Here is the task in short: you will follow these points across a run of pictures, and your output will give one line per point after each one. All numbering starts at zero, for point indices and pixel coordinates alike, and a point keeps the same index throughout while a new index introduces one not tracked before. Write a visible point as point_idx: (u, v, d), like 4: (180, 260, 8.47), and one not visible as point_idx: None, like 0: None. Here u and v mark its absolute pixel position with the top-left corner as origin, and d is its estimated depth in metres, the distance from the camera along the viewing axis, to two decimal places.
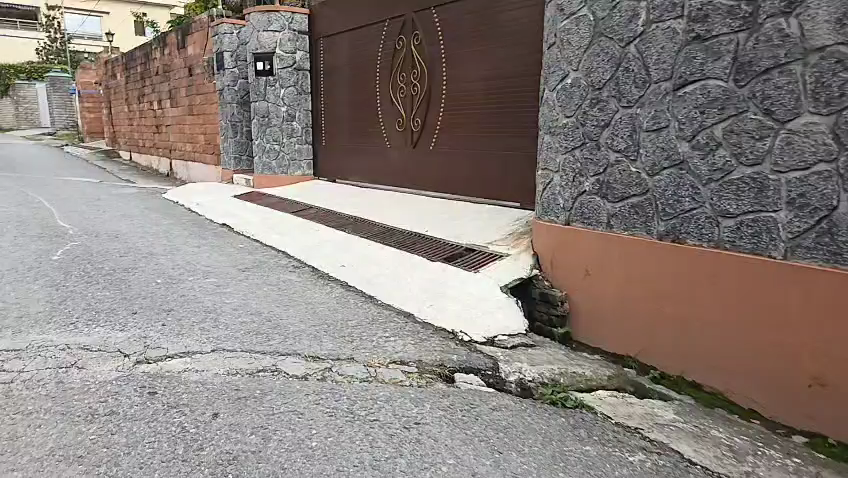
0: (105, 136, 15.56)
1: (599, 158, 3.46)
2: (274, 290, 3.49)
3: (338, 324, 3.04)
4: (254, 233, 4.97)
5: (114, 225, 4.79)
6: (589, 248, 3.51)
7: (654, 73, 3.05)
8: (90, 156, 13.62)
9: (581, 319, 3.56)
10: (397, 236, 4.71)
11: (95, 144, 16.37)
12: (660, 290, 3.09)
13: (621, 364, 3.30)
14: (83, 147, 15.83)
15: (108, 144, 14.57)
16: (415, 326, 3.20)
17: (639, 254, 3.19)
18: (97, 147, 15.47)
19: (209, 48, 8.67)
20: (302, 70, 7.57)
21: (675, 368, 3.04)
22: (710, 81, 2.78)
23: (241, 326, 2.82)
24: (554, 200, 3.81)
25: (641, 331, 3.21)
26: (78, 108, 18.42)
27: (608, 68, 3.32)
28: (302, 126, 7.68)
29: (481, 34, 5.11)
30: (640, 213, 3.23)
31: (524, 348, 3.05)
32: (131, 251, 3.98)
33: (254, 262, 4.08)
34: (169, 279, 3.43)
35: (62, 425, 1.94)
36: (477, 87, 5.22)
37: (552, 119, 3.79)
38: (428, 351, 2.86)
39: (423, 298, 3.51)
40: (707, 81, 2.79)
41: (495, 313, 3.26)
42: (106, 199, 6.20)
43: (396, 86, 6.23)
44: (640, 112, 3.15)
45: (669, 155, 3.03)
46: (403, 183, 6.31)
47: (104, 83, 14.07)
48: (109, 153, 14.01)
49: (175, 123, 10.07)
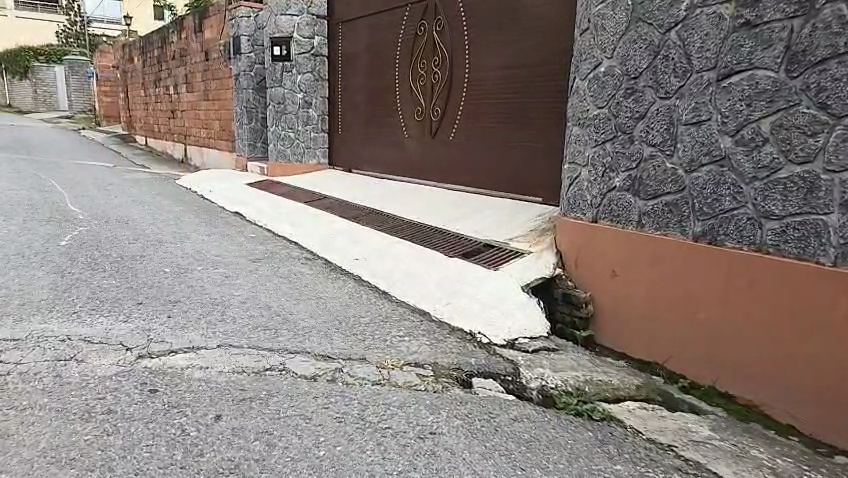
0: (121, 119, 15.65)
1: (631, 152, 3.27)
2: (285, 283, 3.35)
3: (350, 321, 2.89)
4: (266, 223, 4.83)
5: (124, 211, 4.68)
6: (615, 248, 3.33)
7: (696, 62, 2.85)
8: (106, 140, 13.66)
9: (605, 322, 3.39)
10: (413, 229, 4.55)
11: (111, 128, 16.46)
12: (691, 295, 2.91)
13: (648, 371, 3.12)
14: (99, 131, 15.92)
15: (124, 129, 14.56)
16: (430, 325, 3.05)
17: (670, 256, 3.01)
18: (113, 131, 15.55)
19: (225, 32, 8.54)
20: (319, 56, 7.41)
21: (705, 377, 2.86)
22: (758, 71, 2.57)
23: (249, 321, 2.68)
24: (582, 195, 3.65)
25: (669, 338, 3.04)
26: (96, 91, 18.52)
27: (646, 56, 3.12)
28: (319, 114, 7.54)
29: (508, 17, 4.86)
30: (674, 212, 3.04)
31: (546, 353, 2.88)
32: (140, 238, 3.87)
33: (265, 253, 3.95)
34: (177, 268, 3.30)
35: (57, 424, 1.77)
36: (500, 75, 5.03)
37: (583, 110, 3.63)
38: (444, 353, 2.70)
39: (439, 296, 3.34)
40: (755, 71, 2.59)
41: (514, 314, 3.09)
42: (118, 184, 6.10)
43: (416, 74, 6.05)
44: (679, 104, 2.96)
45: (709, 150, 2.83)
46: (420, 174, 6.15)
47: (121, 67, 14.02)
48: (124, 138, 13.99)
49: (190, 108, 9.98)
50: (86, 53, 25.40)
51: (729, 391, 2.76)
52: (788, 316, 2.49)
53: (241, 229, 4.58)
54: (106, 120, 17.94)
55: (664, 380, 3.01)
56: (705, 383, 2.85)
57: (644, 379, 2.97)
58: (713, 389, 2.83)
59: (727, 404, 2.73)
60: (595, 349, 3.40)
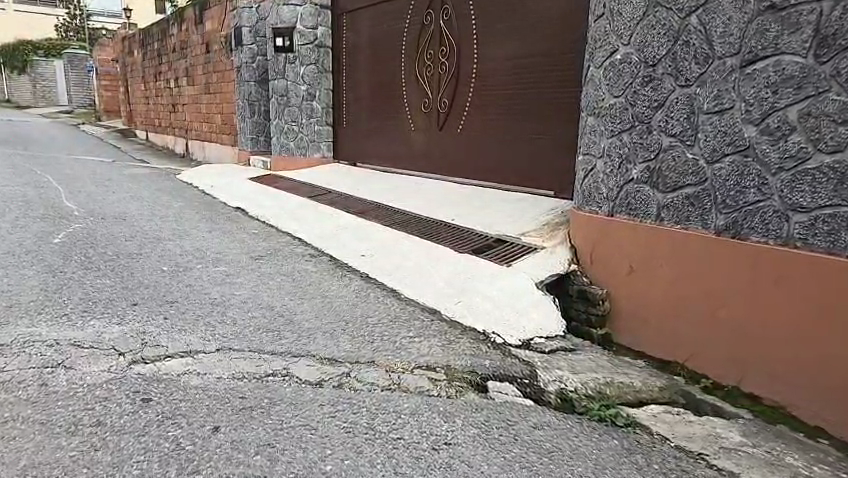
0: (121, 114, 15.53)
1: (649, 143, 3.11)
2: (288, 282, 3.21)
3: (356, 322, 2.75)
4: (269, 219, 4.69)
5: (122, 207, 4.55)
6: (632, 241, 3.19)
7: (719, 47, 2.68)
8: (106, 135, 13.53)
9: (623, 319, 3.24)
10: (420, 224, 4.40)
11: (112, 123, 16.36)
12: (712, 290, 2.76)
13: (667, 371, 2.97)
14: (100, 125, 15.82)
15: (125, 123, 14.43)
16: (441, 325, 2.90)
17: (690, 250, 2.86)
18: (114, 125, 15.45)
19: (225, 23, 8.39)
20: (323, 47, 7.23)
21: (728, 377, 2.72)
22: (786, 56, 2.40)
23: (250, 322, 2.54)
24: (598, 188, 3.49)
25: (689, 336, 2.89)
26: (96, 86, 18.39)
27: (665, 42, 2.96)
28: (321, 106, 7.34)
29: (510, 13, 4.79)
30: (695, 205, 2.87)
31: (563, 353, 2.75)
32: (137, 235, 3.73)
33: (267, 250, 3.81)
34: (175, 267, 3.17)
35: (41, 438, 1.64)
36: (509, 66, 4.86)
37: (598, 99, 3.46)
38: (456, 354, 2.56)
39: (448, 293, 3.21)
40: (782, 56, 2.42)
41: (528, 312, 2.96)
42: (116, 180, 5.97)
43: (423, 65, 5.88)
44: (700, 92, 2.79)
45: (732, 140, 2.66)
46: (426, 167, 5.99)
47: (121, 60, 13.87)
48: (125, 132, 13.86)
49: (191, 102, 9.85)
50: (86, 47, 25.26)
51: (753, 391, 2.60)
52: (816, 311, 2.34)
53: (242, 225, 4.44)
54: (106, 114, 17.80)
55: (684, 380, 2.85)
56: (728, 383, 2.70)
57: (663, 379, 2.82)
58: (736, 390, 2.67)
59: (752, 405, 2.58)
60: (612, 348, 3.25)
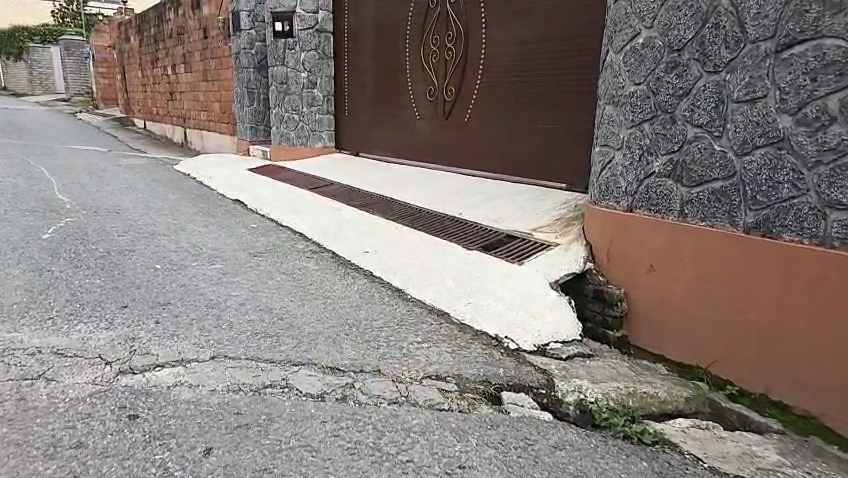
0: (117, 103, 15.32)
1: (673, 134, 2.91)
2: (288, 281, 3.03)
3: (360, 325, 2.58)
4: (270, 212, 4.51)
5: (116, 200, 4.37)
6: (650, 238, 3.02)
7: (752, 30, 2.48)
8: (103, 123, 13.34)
9: (641, 321, 3.07)
10: (427, 218, 4.22)
11: (108, 111, 16.16)
12: (735, 290, 2.60)
13: (689, 376, 2.81)
14: (97, 114, 15.63)
15: (124, 112, 14.20)
16: (450, 329, 2.73)
17: (716, 250, 2.68)
18: (110, 114, 15.26)
19: (223, 8, 8.15)
20: (324, 33, 7.01)
21: (755, 384, 2.55)
22: (827, 40, 2.21)
23: (247, 326, 2.37)
24: (615, 182, 3.30)
25: (712, 339, 2.72)
26: (92, 73, 18.15)
27: (691, 25, 2.75)
28: (323, 95, 7.15)
29: None
30: (722, 200, 2.69)
31: (581, 360, 2.61)
32: (131, 230, 3.56)
33: (267, 246, 3.64)
34: (169, 264, 2.99)
35: (15, 462, 1.47)
36: (519, 52, 4.65)
37: (617, 87, 3.26)
38: (469, 361, 2.40)
39: (459, 294, 3.03)
40: (823, 40, 2.23)
41: (544, 316, 2.79)
42: (112, 171, 5.79)
43: (429, 51, 5.67)
44: (729, 78, 2.60)
45: (764, 131, 2.47)
46: (432, 157, 5.80)
47: (117, 47, 13.64)
48: (123, 121, 13.65)
49: (190, 90, 9.63)
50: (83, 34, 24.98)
51: (781, 397, 2.45)
52: None
53: (242, 219, 4.27)
54: (104, 103, 17.57)
55: (708, 387, 2.69)
56: (756, 391, 2.54)
57: (687, 388, 2.66)
58: (764, 397, 2.51)
59: (783, 415, 2.41)
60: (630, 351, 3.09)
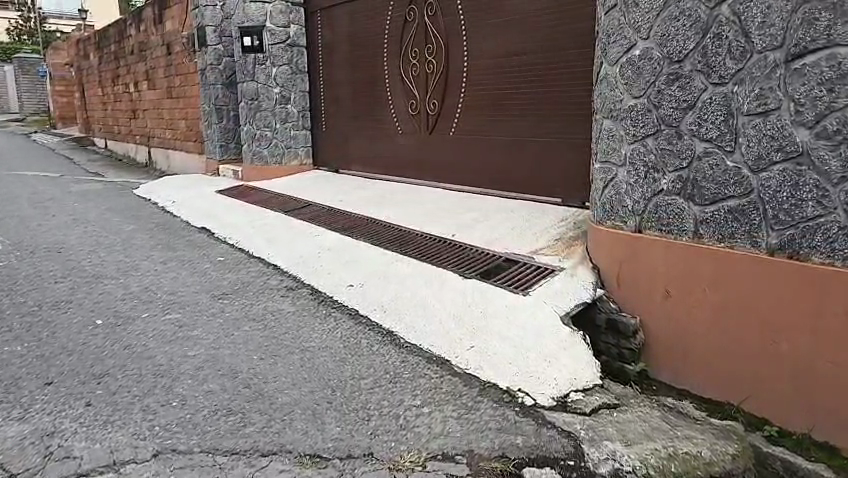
0: (76, 122, 14.67)
1: (680, 149, 2.55)
2: (258, 331, 2.62)
3: (345, 387, 2.20)
4: (239, 240, 4.05)
5: (60, 236, 3.92)
6: (661, 261, 2.65)
7: (758, 40, 2.20)
8: (59, 144, 12.71)
9: (658, 354, 2.70)
10: (415, 241, 3.78)
11: (66, 131, 15.49)
12: (765, 320, 2.28)
13: (720, 416, 2.45)
14: (53, 134, 14.95)
15: (82, 132, 13.48)
16: (453, 384, 2.31)
17: (740, 275, 2.35)
18: (67, 134, 14.59)
19: (187, 22, 7.68)
20: (297, 47, 6.58)
21: (797, 423, 2.26)
22: (842, 48, 1.98)
23: (205, 403, 2.03)
24: (619, 200, 2.88)
25: (744, 372, 2.39)
26: (49, 92, 17.44)
27: (690, 34, 2.42)
28: (299, 110, 6.73)
29: (498, 5, 4.27)
30: (741, 219, 2.36)
31: (608, 412, 2.20)
32: (72, 274, 3.18)
33: (235, 284, 3.20)
34: (113, 319, 2.65)
35: None
36: (507, 63, 4.27)
37: (614, 100, 2.83)
38: (479, 429, 1.99)
39: (459, 336, 2.60)
40: (837, 49, 1.99)
41: (560, 359, 2.39)
42: (61, 200, 5.31)
43: (407, 64, 5.27)
44: (738, 90, 2.29)
45: (781, 145, 2.19)
46: (413, 174, 5.42)
47: (75, 65, 13.03)
48: (82, 142, 12.95)
49: (153, 107, 9.09)
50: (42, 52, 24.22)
51: (831, 437, 2.17)
52: None
53: (207, 251, 3.83)
54: (62, 123, 16.81)
55: (742, 426, 2.36)
56: (798, 430, 2.25)
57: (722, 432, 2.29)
58: (807, 438, 2.22)
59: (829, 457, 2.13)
60: (653, 388, 2.70)
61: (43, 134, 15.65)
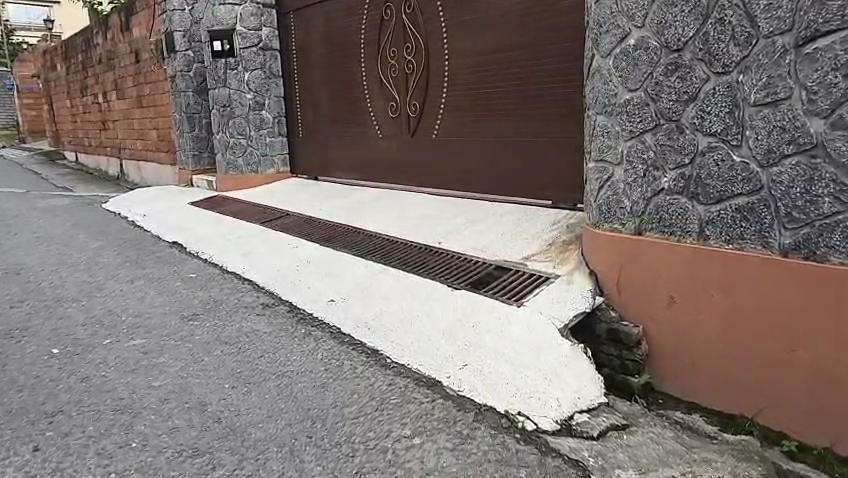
0: (45, 136, 14.31)
1: (681, 144, 2.37)
2: (230, 356, 2.40)
3: (326, 417, 1.98)
4: (212, 255, 3.81)
5: (20, 257, 3.66)
6: (657, 263, 2.48)
7: (764, 24, 2.03)
8: (28, 159, 12.36)
9: (664, 366, 2.50)
10: (399, 251, 3.57)
11: (35, 145, 15.09)
12: (770, 322, 2.13)
13: (733, 431, 2.27)
14: (21, 149, 14.54)
15: (52, 145, 13.12)
16: (445, 409, 2.10)
17: (752, 279, 2.17)
18: (37, 148, 14.21)
19: (154, 28, 7.43)
20: (270, 50, 6.35)
21: (818, 438, 2.08)
22: None
23: (169, 442, 1.80)
24: (616, 201, 2.68)
25: (758, 382, 2.20)
26: (18, 106, 17.02)
27: (690, 20, 2.25)
28: (273, 116, 6.49)
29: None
30: (750, 218, 2.18)
31: (617, 435, 1.99)
32: (29, 298, 2.93)
33: (207, 303, 2.98)
34: (70, 347, 2.41)
35: None
36: (491, 61, 4.10)
37: (608, 94, 2.66)
38: (477, 464, 1.78)
39: (449, 354, 2.39)
40: None
41: (561, 376, 2.19)
42: (27, 217, 5.04)
43: (385, 65, 5.09)
44: (743, 79, 2.12)
45: (793, 137, 2.02)
46: (397, 179, 5.21)
47: (43, 77, 12.68)
48: (52, 156, 12.57)
49: (123, 117, 8.80)
50: (11, 65, 23.77)
51: None
52: None
53: (177, 267, 3.58)
54: (33, 136, 16.46)
55: (758, 441, 2.17)
56: (819, 445, 2.07)
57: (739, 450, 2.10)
58: (829, 453, 2.05)
59: None
60: (659, 401, 2.50)
61: (11, 149, 15.15)
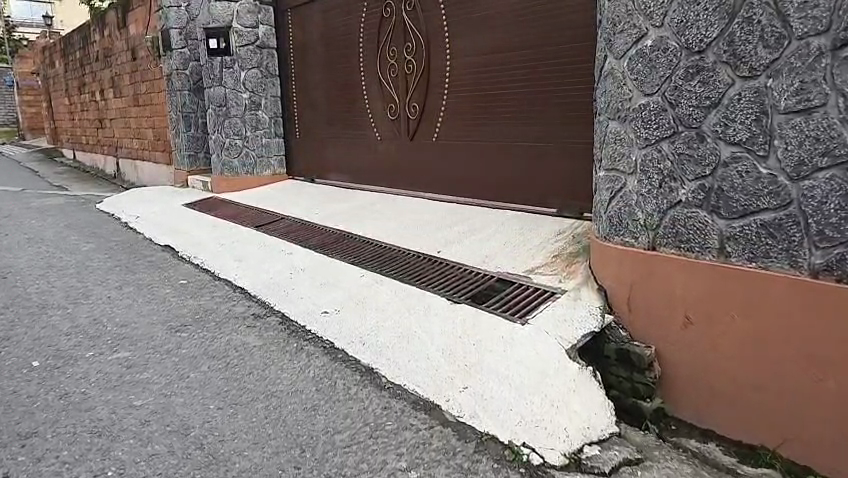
0: (45, 132, 14.29)
1: (701, 153, 2.21)
2: (218, 372, 2.27)
3: (315, 445, 1.85)
4: (205, 260, 3.69)
5: (8, 260, 3.55)
6: (676, 281, 2.31)
7: (798, 24, 1.87)
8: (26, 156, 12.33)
9: (676, 388, 2.34)
10: (400, 260, 3.43)
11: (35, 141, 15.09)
12: (799, 349, 1.96)
13: (754, 463, 2.12)
14: (20, 145, 14.54)
15: (51, 142, 13.11)
16: (444, 436, 1.96)
17: (775, 299, 2.01)
18: (35, 145, 14.20)
19: (151, 25, 7.34)
20: (267, 49, 6.23)
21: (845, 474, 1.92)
22: None
23: (148, 471, 1.67)
24: (628, 213, 2.52)
25: (779, 411, 2.05)
26: (18, 101, 17.03)
27: (715, 20, 2.09)
28: (270, 116, 6.41)
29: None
30: (777, 235, 2.02)
31: (631, 473, 1.84)
32: (12, 305, 2.82)
33: (197, 313, 2.85)
34: (51, 360, 2.30)
35: None
36: (497, 62, 3.94)
37: (621, 100, 2.51)
38: None
39: (448, 374, 2.25)
40: None
41: (570, 403, 2.05)
42: (21, 217, 4.94)
43: (386, 64, 4.94)
44: (772, 84, 1.97)
45: (827, 148, 1.86)
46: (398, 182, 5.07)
47: (42, 74, 12.64)
48: (50, 154, 12.53)
49: (120, 116, 8.71)
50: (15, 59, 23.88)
51: None
52: None
53: (168, 273, 3.47)
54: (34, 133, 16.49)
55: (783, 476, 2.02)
56: None
57: None
58: None
59: None
60: (671, 428, 2.35)
61: (8, 146, 15.10)
